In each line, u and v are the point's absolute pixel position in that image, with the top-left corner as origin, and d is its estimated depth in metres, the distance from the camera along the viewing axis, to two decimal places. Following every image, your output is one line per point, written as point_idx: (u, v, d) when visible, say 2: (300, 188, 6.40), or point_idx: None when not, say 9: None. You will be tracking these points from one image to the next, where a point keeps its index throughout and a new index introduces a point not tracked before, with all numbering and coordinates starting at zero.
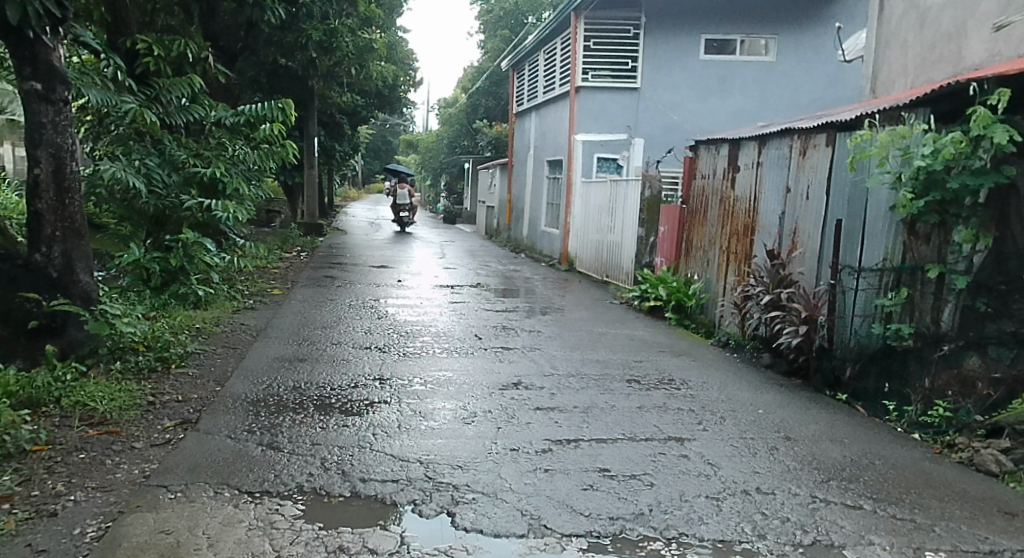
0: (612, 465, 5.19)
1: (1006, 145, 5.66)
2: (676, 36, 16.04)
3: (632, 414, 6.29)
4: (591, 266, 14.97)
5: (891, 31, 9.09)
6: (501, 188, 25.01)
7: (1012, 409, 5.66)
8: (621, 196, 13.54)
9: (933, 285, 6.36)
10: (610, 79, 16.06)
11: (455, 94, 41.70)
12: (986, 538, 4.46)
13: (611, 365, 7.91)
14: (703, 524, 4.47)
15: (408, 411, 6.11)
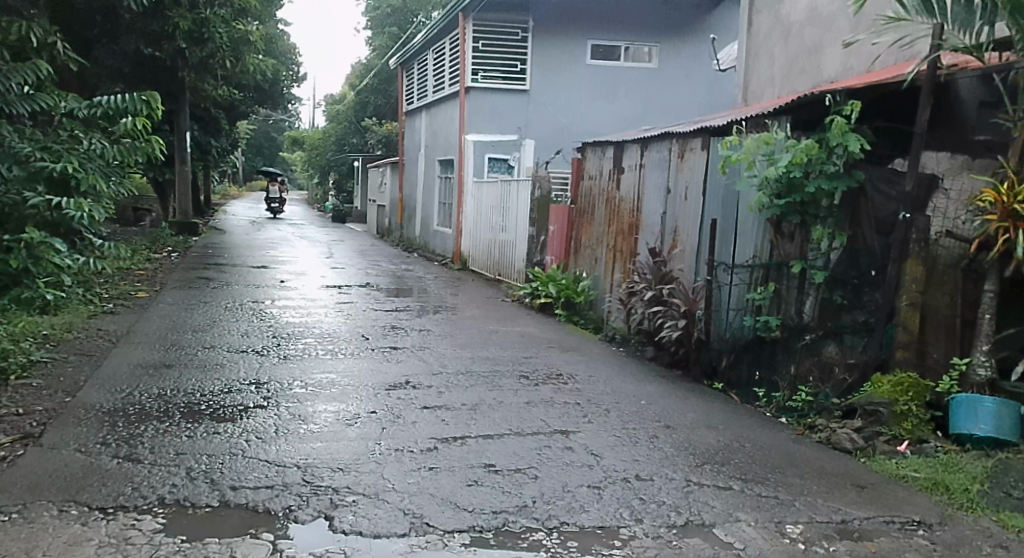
0: (497, 460, 5.41)
1: (858, 153, 6.13)
2: (563, 40, 16.44)
3: (520, 410, 6.52)
4: (483, 265, 15.23)
5: (759, 44, 9.67)
6: (392, 187, 24.95)
7: (864, 393, 6.12)
8: (512, 196, 13.82)
9: (797, 280, 6.83)
10: (499, 81, 16.38)
11: (343, 92, 41.25)
12: (838, 509, 4.90)
13: (501, 362, 8.14)
14: (584, 513, 4.73)
15: (287, 415, 6.16)
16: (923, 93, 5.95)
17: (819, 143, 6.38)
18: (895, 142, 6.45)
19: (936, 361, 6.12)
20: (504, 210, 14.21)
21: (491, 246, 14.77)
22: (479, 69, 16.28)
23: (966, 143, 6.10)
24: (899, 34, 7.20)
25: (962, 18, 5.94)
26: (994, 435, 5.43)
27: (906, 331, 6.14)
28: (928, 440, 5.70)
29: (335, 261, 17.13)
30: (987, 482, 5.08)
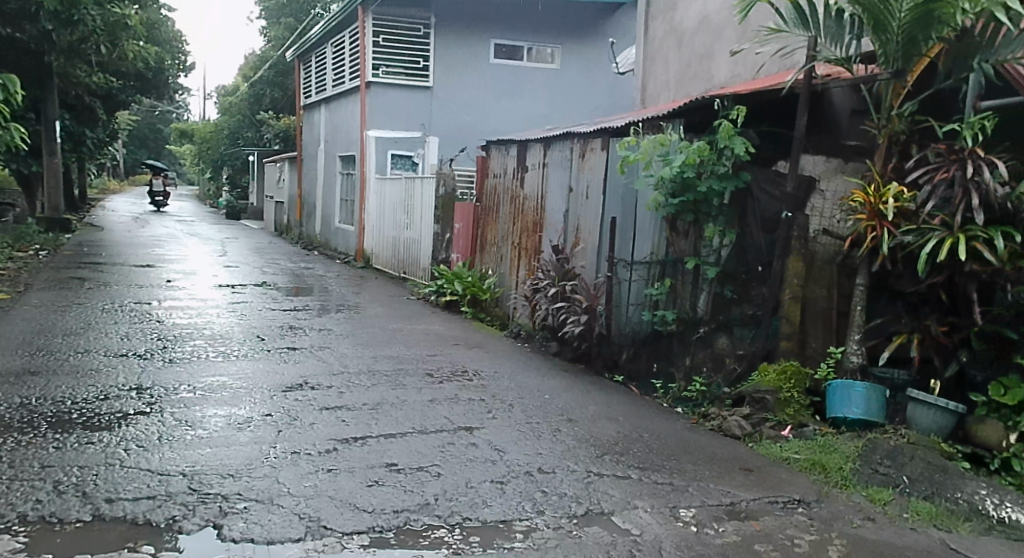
0: (399, 459, 5.48)
1: (743, 155, 6.49)
2: (465, 39, 16.57)
3: (424, 408, 6.61)
4: (387, 263, 15.20)
5: (655, 49, 10.02)
6: (290, 183, 24.53)
7: (751, 381, 6.49)
8: (416, 193, 13.87)
9: (691, 275, 7.15)
10: (401, 76, 16.37)
11: (236, 83, 40.16)
12: (728, 492, 5.19)
13: (404, 360, 8.20)
14: (486, 508, 4.85)
15: (173, 421, 6.06)
16: (801, 100, 6.37)
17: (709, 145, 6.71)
18: (776, 146, 6.85)
19: (816, 350, 6.53)
20: (408, 207, 14.25)
21: (395, 243, 14.76)
22: (381, 65, 16.27)
23: (840, 148, 6.57)
24: (783, 43, 7.60)
25: (833, 31, 6.34)
26: (865, 417, 5.83)
27: (787, 322, 6.53)
28: (808, 423, 6.08)
29: (228, 259, 16.74)
30: (859, 461, 5.49)
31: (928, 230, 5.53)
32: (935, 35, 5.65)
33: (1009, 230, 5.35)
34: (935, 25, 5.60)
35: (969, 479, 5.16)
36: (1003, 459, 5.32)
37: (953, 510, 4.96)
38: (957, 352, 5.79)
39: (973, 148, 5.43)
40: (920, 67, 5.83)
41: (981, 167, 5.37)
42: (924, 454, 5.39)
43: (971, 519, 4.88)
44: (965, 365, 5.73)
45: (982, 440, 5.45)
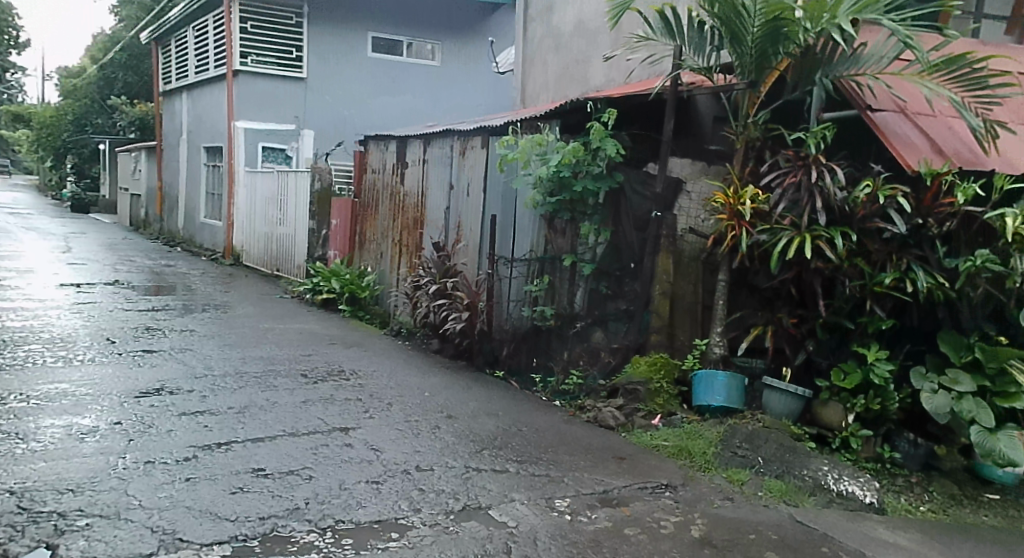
0: (266, 464, 5.42)
1: (615, 157, 6.80)
2: (342, 31, 16.31)
3: (296, 409, 6.56)
4: (260, 260, 14.85)
5: (534, 51, 10.25)
6: (149, 175, 23.46)
7: (624, 373, 6.77)
8: (291, 188, 13.58)
9: (569, 272, 7.36)
10: (273, 66, 15.79)
11: (85, 67, 37.95)
12: (602, 481, 5.41)
13: (275, 361, 8.08)
14: (361, 509, 4.87)
15: (4, 433, 5.75)
16: (668, 106, 6.73)
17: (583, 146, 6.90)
18: (644, 149, 7.20)
19: (684, 342, 6.89)
20: (281, 203, 13.95)
21: (268, 240, 14.44)
22: (250, 53, 15.64)
23: (703, 152, 7.07)
24: (652, 50, 7.93)
25: (696, 42, 6.72)
26: (725, 405, 6.21)
27: (658, 317, 6.85)
28: (675, 412, 6.41)
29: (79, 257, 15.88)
30: (720, 445, 5.87)
31: (780, 230, 5.91)
32: (783, 50, 6.06)
33: (845, 229, 5.77)
34: (783, 40, 6.01)
35: (813, 457, 5.66)
36: (843, 438, 5.89)
37: (800, 486, 5.42)
38: (804, 342, 6.23)
39: (817, 155, 5.93)
40: (771, 79, 6.22)
41: (823, 173, 5.85)
42: (777, 436, 5.82)
43: (815, 494, 5.37)
44: (812, 353, 6.23)
45: (825, 422, 5.98)
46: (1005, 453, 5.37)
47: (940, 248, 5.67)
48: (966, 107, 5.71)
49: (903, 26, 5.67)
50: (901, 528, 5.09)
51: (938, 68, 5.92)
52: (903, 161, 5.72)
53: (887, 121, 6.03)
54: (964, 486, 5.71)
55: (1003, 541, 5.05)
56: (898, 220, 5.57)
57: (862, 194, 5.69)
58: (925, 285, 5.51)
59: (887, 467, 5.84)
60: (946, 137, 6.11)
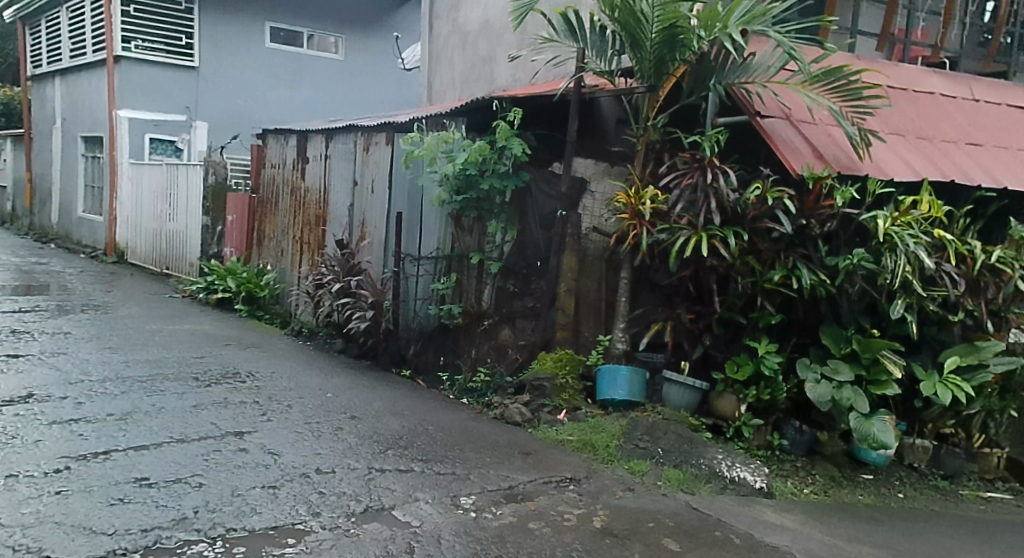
0: (150, 473, 5.25)
1: (521, 156, 6.84)
2: (237, 20, 15.59)
3: (185, 414, 6.40)
4: (147, 257, 14.29)
5: (439, 48, 10.28)
6: (13, 165, 22.13)
7: (531, 370, 6.87)
8: (182, 181, 13.11)
9: (476, 269, 7.45)
10: (161, 53, 14.82)
11: None
12: (506, 476, 5.50)
13: (163, 364, 7.85)
14: (255, 516, 4.79)
15: None
16: (571, 108, 6.87)
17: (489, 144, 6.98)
18: (550, 149, 7.31)
19: (588, 338, 7.06)
20: (170, 197, 13.44)
21: (156, 237, 13.91)
22: (135, 37, 14.57)
23: (607, 153, 7.09)
24: (558, 52, 8.10)
25: (598, 45, 6.87)
26: (627, 398, 6.38)
27: (564, 313, 6.99)
28: (581, 406, 6.55)
29: None
30: (622, 437, 6.02)
31: (678, 230, 6.11)
32: (680, 56, 6.28)
33: (738, 230, 6.00)
34: (679, 47, 6.24)
35: (709, 446, 5.93)
36: (736, 427, 6.18)
37: (697, 474, 5.68)
38: (701, 337, 6.47)
39: (711, 158, 6.11)
40: (669, 85, 6.40)
41: (717, 175, 6.07)
42: (675, 427, 6.09)
43: (711, 480, 5.64)
44: (709, 347, 6.47)
45: (719, 413, 6.25)
46: (879, 436, 5.72)
47: (822, 246, 6.01)
48: (843, 116, 6.04)
49: (788, 39, 5.99)
50: (788, 510, 5.43)
51: (817, 78, 6.23)
52: (788, 166, 5.96)
53: (774, 127, 6.24)
54: (843, 468, 6.15)
55: (878, 517, 5.55)
56: (785, 221, 5.84)
57: (753, 196, 5.91)
58: (810, 281, 5.83)
59: (777, 453, 6.16)
60: (829, 143, 6.34)
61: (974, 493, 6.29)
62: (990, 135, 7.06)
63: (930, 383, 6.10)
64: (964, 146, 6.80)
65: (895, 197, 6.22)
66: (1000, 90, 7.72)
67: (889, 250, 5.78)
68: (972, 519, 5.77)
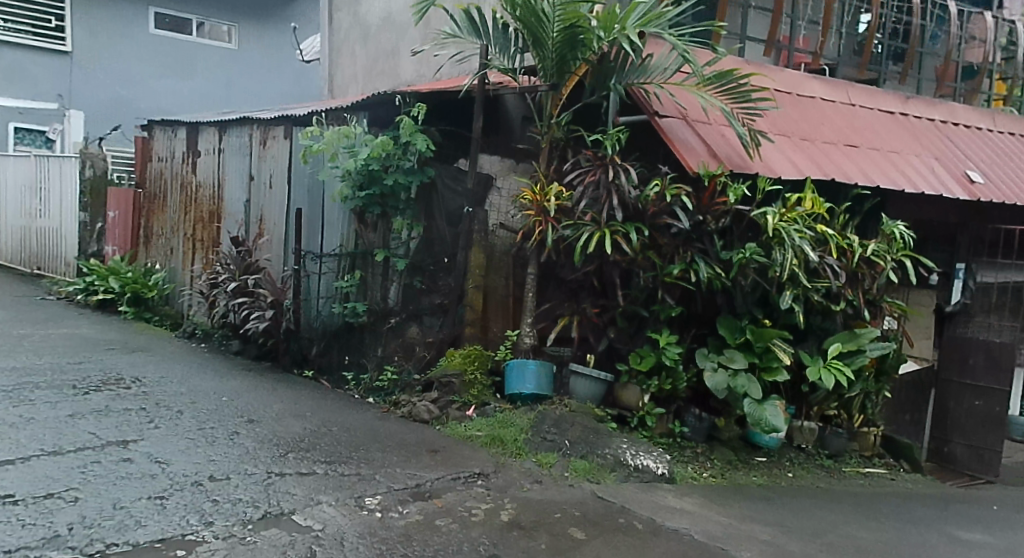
0: (18, 489, 4.98)
1: (426, 151, 6.92)
2: (116, 5, 14.72)
3: (61, 425, 6.10)
4: (12, 256, 13.41)
5: (340, 41, 10.17)
6: None
7: (439, 367, 6.90)
8: (54, 174, 12.32)
9: (381, 267, 7.40)
10: (28, 35, 13.75)
11: None
12: (413, 474, 5.51)
13: (35, 372, 7.44)
14: (138, 529, 4.63)
15: None
16: (475, 104, 6.96)
17: (392, 139, 6.96)
18: (454, 145, 7.35)
19: (496, 334, 7.16)
20: (41, 192, 12.61)
21: (25, 235, 13.07)
22: None
23: (512, 150, 7.29)
24: (461, 48, 8.17)
25: (501, 42, 6.95)
26: (536, 392, 6.49)
27: (472, 310, 7.06)
28: (489, 402, 6.62)
29: None
30: (530, 431, 6.14)
31: (582, 226, 6.25)
32: (580, 56, 6.45)
33: (639, 225, 6.23)
34: (580, 47, 6.41)
35: (614, 436, 6.11)
36: (640, 417, 6.39)
37: (603, 464, 5.83)
38: (606, 330, 6.68)
39: (613, 156, 6.33)
40: (572, 83, 6.57)
41: (619, 173, 6.25)
42: (581, 419, 6.23)
43: (616, 469, 5.81)
44: (614, 340, 6.67)
45: (625, 403, 6.49)
46: (770, 419, 6.11)
47: (718, 241, 6.28)
48: (734, 117, 6.33)
49: (681, 42, 6.22)
50: (687, 494, 5.66)
51: (710, 81, 6.49)
52: (684, 163, 6.19)
53: (671, 126, 6.47)
54: (739, 452, 6.49)
55: (769, 496, 5.88)
56: (683, 217, 6.09)
57: (653, 193, 6.14)
58: (706, 275, 6.11)
59: (677, 440, 6.43)
60: (722, 143, 6.62)
61: (854, 470, 6.83)
62: (864, 137, 7.52)
63: (815, 368, 6.49)
64: (842, 147, 7.21)
65: (783, 194, 6.52)
66: (874, 96, 8.23)
67: (778, 245, 6.10)
68: (851, 494, 6.22)
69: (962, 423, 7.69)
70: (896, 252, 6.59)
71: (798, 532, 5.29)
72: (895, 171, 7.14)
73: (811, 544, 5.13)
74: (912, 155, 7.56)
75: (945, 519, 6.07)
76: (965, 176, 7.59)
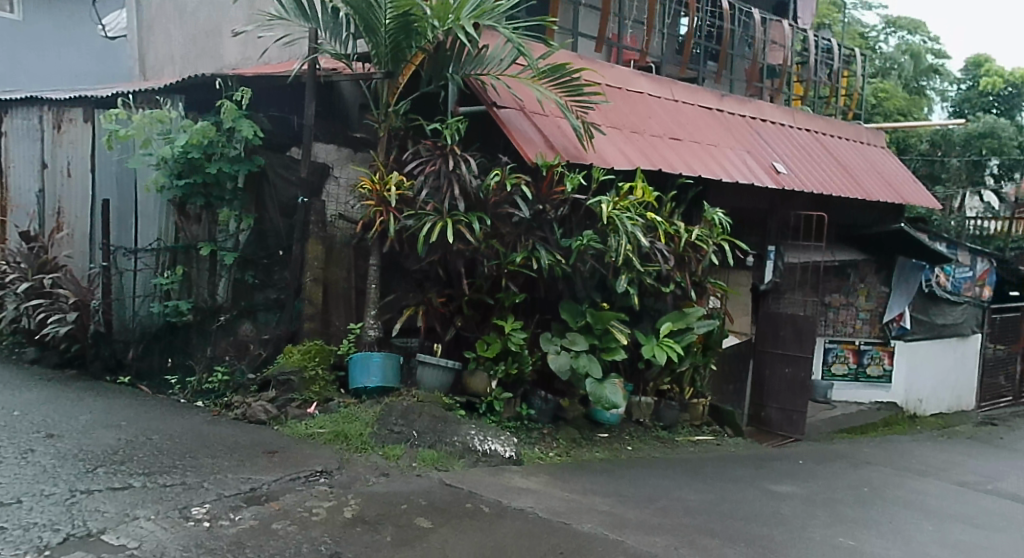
0: None
1: (252, 138, 6.61)
2: None
3: None
4: None
5: (152, 17, 9.59)
6: None
7: (276, 365, 6.60)
8: None
9: (208, 261, 7.03)
10: None
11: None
12: (247, 479, 5.07)
13: None
14: None
15: None
16: (307, 91, 6.73)
17: (214, 126, 6.66)
18: (285, 132, 7.06)
19: (338, 328, 6.95)
20: None
21: None
22: None
23: (349, 139, 7.09)
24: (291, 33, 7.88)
25: (331, 27, 6.76)
26: (382, 384, 6.40)
27: (310, 304, 6.85)
28: (332, 398, 6.44)
29: None
30: (376, 424, 5.98)
31: (424, 216, 6.23)
32: (415, 44, 6.37)
33: (481, 214, 6.29)
34: (415, 35, 6.32)
35: (462, 423, 6.14)
36: (488, 402, 6.51)
37: (451, 451, 5.86)
38: (453, 319, 6.70)
39: (453, 145, 6.33)
40: (408, 72, 6.50)
41: (459, 162, 6.29)
42: (429, 408, 6.18)
43: (464, 456, 5.86)
44: (461, 328, 6.72)
45: (472, 390, 6.53)
46: (610, 397, 6.41)
47: (557, 229, 6.51)
48: (568, 110, 6.55)
49: (516, 35, 6.30)
50: (533, 473, 5.81)
51: (545, 74, 6.65)
52: (523, 154, 6.35)
53: (509, 117, 6.62)
54: (583, 429, 6.83)
55: (608, 469, 6.15)
56: (523, 206, 6.26)
57: (493, 182, 6.25)
58: (548, 262, 6.27)
59: (524, 422, 6.62)
60: (558, 134, 6.85)
61: (686, 438, 7.37)
62: (686, 131, 8.01)
63: (649, 346, 6.86)
64: (667, 140, 7.65)
65: (616, 183, 6.87)
66: (694, 93, 8.76)
67: (612, 232, 6.37)
68: (680, 460, 6.66)
69: (776, 388, 8.35)
70: (715, 237, 7.12)
71: (633, 500, 5.56)
72: (713, 162, 7.66)
73: (646, 510, 5.40)
74: (728, 148, 8.14)
75: (762, 476, 6.59)
76: (772, 167, 8.27)
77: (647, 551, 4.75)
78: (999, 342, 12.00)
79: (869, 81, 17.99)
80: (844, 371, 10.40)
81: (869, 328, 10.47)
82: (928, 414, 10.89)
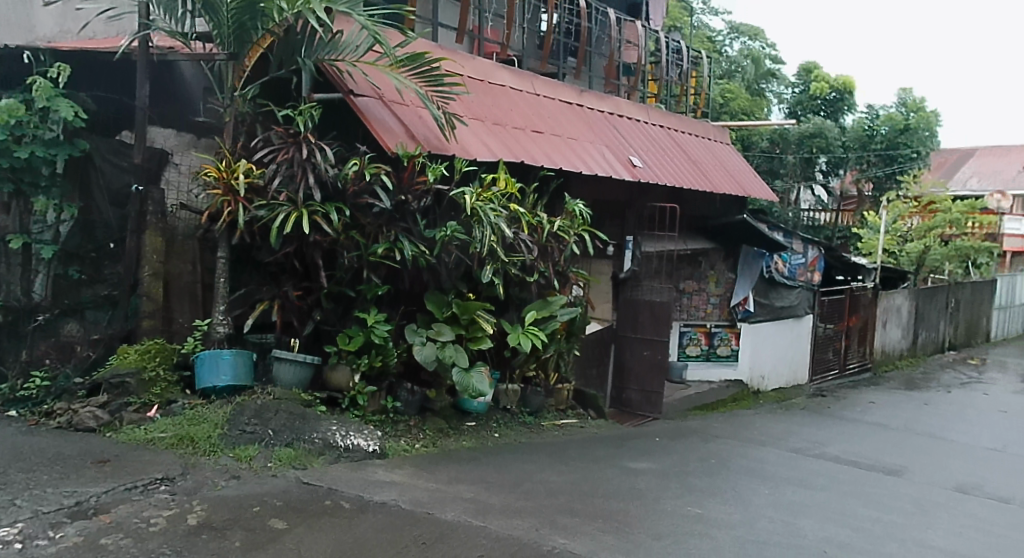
0: None
1: (73, 119, 6.18)
2: None
3: None
4: None
5: None
6: None
7: (108, 367, 6.18)
8: None
9: (17, 255, 6.44)
10: None
11: None
12: (71, 492, 4.70)
13: None
14: None
15: None
16: (139, 69, 6.38)
17: (23, 106, 6.15)
18: (116, 114, 6.70)
19: (182, 325, 6.58)
20: None
21: None
22: None
23: (190, 124, 6.79)
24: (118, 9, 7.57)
25: (167, 3, 6.35)
26: (233, 383, 6.11)
27: (150, 300, 6.38)
28: (176, 399, 6.05)
29: None
30: (226, 425, 5.69)
31: (277, 205, 6.00)
32: (262, 26, 6.14)
33: (340, 205, 6.13)
34: (261, 16, 6.09)
35: (322, 419, 5.97)
36: (351, 396, 6.33)
37: (310, 449, 5.65)
38: (311, 312, 6.50)
39: (307, 133, 6.11)
40: (255, 54, 6.22)
41: (314, 151, 6.09)
42: (286, 406, 5.96)
43: (324, 453, 5.67)
44: (320, 322, 6.52)
45: (334, 385, 6.36)
46: (476, 385, 6.38)
47: (420, 220, 6.44)
48: (429, 99, 6.46)
49: (370, 23, 6.11)
50: (396, 467, 5.70)
51: (403, 63, 6.50)
52: (383, 143, 6.22)
53: (367, 106, 6.46)
54: (450, 419, 6.81)
55: (473, 457, 6.12)
56: (383, 196, 6.12)
57: (352, 171, 6.07)
58: (412, 252, 6.16)
59: (390, 415, 6.49)
60: (420, 125, 6.76)
61: (552, 422, 7.47)
62: (548, 125, 8.08)
63: (516, 334, 6.83)
64: (529, 132, 7.69)
65: (479, 174, 6.84)
66: (555, 88, 8.84)
67: (476, 222, 6.33)
68: (543, 444, 6.73)
69: (638, 371, 8.55)
70: (577, 228, 7.24)
71: (498, 486, 5.54)
72: (573, 155, 7.76)
73: (510, 494, 5.41)
74: (587, 142, 8.27)
75: (620, 454, 6.75)
76: (629, 161, 8.47)
77: (510, 534, 4.74)
78: (827, 322, 12.70)
79: (714, 82, 18.79)
80: (698, 352, 10.73)
81: (718, 312, 11.08)
82: (769, 390, 11.40)
